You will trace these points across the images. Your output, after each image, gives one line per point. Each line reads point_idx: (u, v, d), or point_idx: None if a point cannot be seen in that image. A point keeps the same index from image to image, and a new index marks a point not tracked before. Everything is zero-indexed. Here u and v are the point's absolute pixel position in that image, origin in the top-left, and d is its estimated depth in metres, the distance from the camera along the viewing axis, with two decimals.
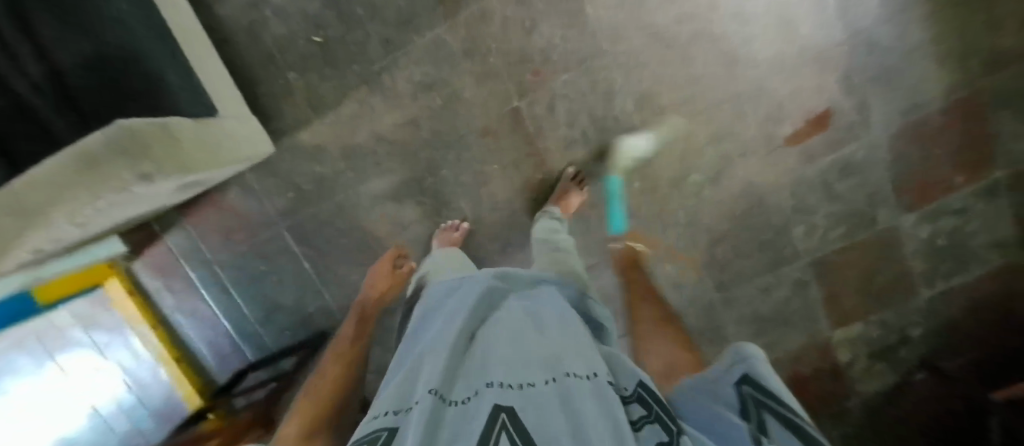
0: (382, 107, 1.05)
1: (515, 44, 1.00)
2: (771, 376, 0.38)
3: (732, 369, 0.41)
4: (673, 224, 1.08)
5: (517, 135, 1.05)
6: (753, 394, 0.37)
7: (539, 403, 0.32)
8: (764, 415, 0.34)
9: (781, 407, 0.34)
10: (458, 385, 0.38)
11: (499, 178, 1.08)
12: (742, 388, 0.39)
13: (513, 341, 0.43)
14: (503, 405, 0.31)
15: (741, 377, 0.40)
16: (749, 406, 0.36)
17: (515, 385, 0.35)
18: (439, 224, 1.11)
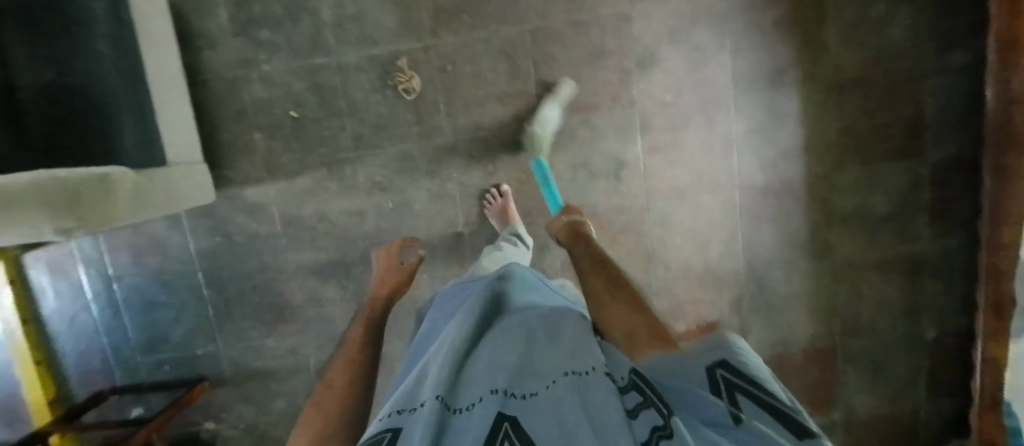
0: (334, 191, 1.08)
1: (475, 181, 1.09)
2: (756, 364, 0.32)
3: (703, 356, 0.34)
4: None
5: (452, 255, 1.13)
6: (732, 381, 0.31)
7: (545, 415, 0.29)
8: (745, 402, 0.29)
9: (768, 396, 0.29)
10: (462, 387, 0.35)
11: (424, 287, 1.14)
12: (716, 371, 0.32)
13: (515, 342, 0.40)
14: (506, 413, 0.29)
15: (716, 362, 0.33)
16: (725, 390, 0.31)
17: (516, 392, 0.32)
18: (355, 310, 1.13)
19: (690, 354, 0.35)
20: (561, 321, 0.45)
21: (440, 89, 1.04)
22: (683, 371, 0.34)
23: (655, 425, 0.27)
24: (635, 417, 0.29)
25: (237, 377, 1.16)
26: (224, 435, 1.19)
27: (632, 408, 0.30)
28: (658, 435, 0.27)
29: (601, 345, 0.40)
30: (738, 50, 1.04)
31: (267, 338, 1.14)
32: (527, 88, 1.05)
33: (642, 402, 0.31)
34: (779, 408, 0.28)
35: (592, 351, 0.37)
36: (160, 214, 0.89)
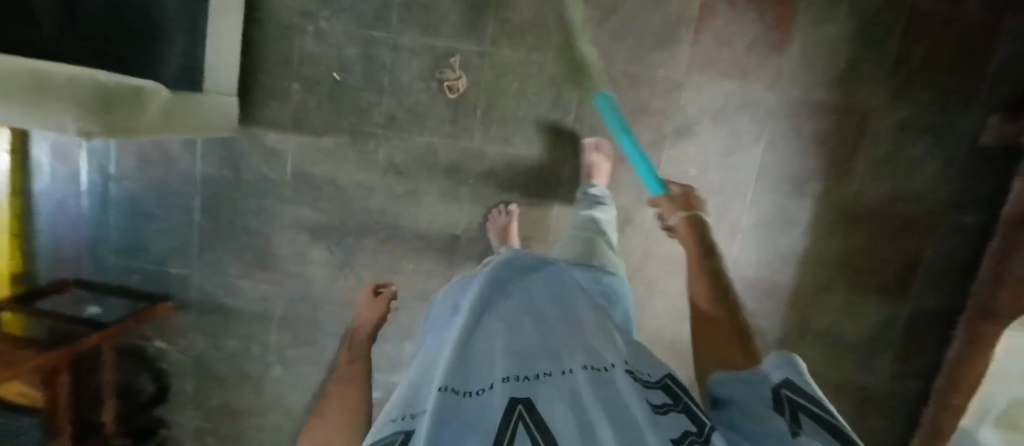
0: (352, 161, 1.08)
1: (488, 192, 1.10)
2: (814, 388, 0.38)
3: (765, 374, 0.40)
4: None
5: (444, 255, 1.14)
6: (794, 400, 0.36)
7: (555, 395, 0.33)
8: (803, 418, 0.35)
9: (824, 414, 0.34)
10: (470, 375, 0.38)
11: (408, 276, 1.15)
12: (780, 390, 0.38)
13: (520, 327, 0.44)
14: (520, 398, 0.33)
15: (781, 380, 0.39)
16: (789, 407, 0.36)
17: (524, 377, 0.36)
18: (335, 278, 1.14)
19: (757, 377, 0.40)
20: (565, 310, 0.48)
21: (482, 97, 1.05)
22: (749, 390, 0.39)
23: (688, 429, 0.33)
24: (659, 413, 0.34)
25: (202, 307, 1.15)
26: (172, 358, 1.19)
27: (660, 405, 0.35)
28: (687, 437, 0.31)
29: (607, 337, 0.44)
30: (771, 148, 1.07)
31: (243, 279, 1.14)
32: (564, 123, 1.07)
33: (671, 406, 0.36)
34: (830, 424, 0.34)
35: (606, 349, 0.41)
36: (187, 135, 0.90)
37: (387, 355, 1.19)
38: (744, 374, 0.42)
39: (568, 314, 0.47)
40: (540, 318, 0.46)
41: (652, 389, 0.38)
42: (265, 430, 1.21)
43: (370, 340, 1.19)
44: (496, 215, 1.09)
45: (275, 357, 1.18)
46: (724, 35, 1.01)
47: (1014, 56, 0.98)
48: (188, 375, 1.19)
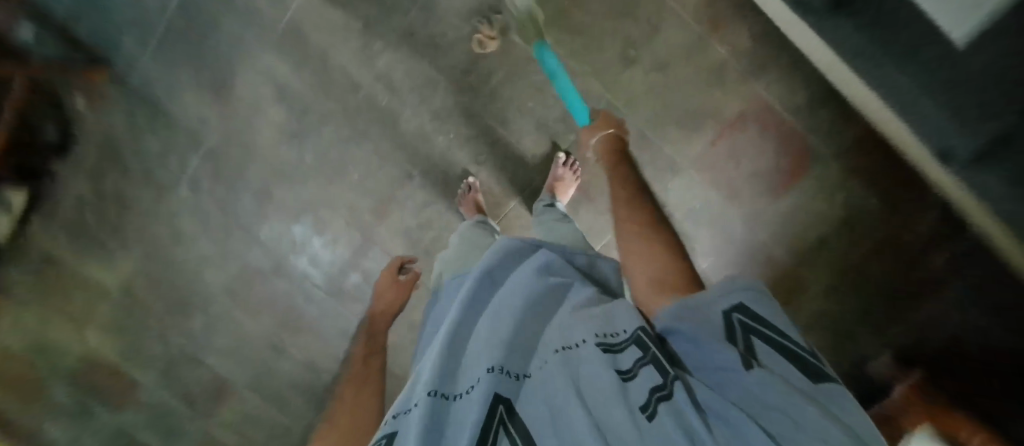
0: (353, 49, 1.03)
1: (460, 155, 1.09)
2: (765, 307, 0.40)
3: (717, 298, 0.41)
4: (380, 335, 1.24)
5: (390, 183, 1.13)
6: (745, 324, 0.39)
7: (534, 398, 0.36)
8: (758, 343, 0.38)
9: (785, 340, 0.38)
10: (459, 376, 0.40)
11: (348, 181, 1.13)
12: (731, 315, 0.40)
13: (506, 314, 0.45)
14: (503, 395, 0.36)
15: (733, 305, 0.40)
16: (745, 335, 0.38)
17: (512, 373, 0.38)
18: (280, 143, 1.11)
19: (702, 301, 0.41)
20: (552, 300, 0.49)
21: (504, 69, 1.02)
22: (703, 321, 0.39)
23: (655, 384, 0.34)
24: (628, 380, 0.35)
25: (139, 94, 1.09)
26: (84, 122, 1.13)
27: (629, 368, 0.37)
28: (654, 395, 0.33)
29: (591, 310, 0.45)
30: (713, 269, 1.11)
31: (192, 92, 1.09)
32: (562, 138, 1.07)
33: (638, 362, 0.37)
34: (787, 349, 0.37)
35: (581, 322, 0.42)
36: None
37: (291, 235, 1.19)
38: (689, 302, 0.42)
39: (548, 307, 0.48)
40: (524, 304, 0.47)
41: (623, 354, 0.38)
42: (144, 235, 1.20)
43: (281, 214, 1.17)
44: (465, 192, 1.07)
45: (187, 179, 1.16)
46: (738, 151, 1.03)
47: (942, 320, 1.05)
48: (91, 146, 1.13)
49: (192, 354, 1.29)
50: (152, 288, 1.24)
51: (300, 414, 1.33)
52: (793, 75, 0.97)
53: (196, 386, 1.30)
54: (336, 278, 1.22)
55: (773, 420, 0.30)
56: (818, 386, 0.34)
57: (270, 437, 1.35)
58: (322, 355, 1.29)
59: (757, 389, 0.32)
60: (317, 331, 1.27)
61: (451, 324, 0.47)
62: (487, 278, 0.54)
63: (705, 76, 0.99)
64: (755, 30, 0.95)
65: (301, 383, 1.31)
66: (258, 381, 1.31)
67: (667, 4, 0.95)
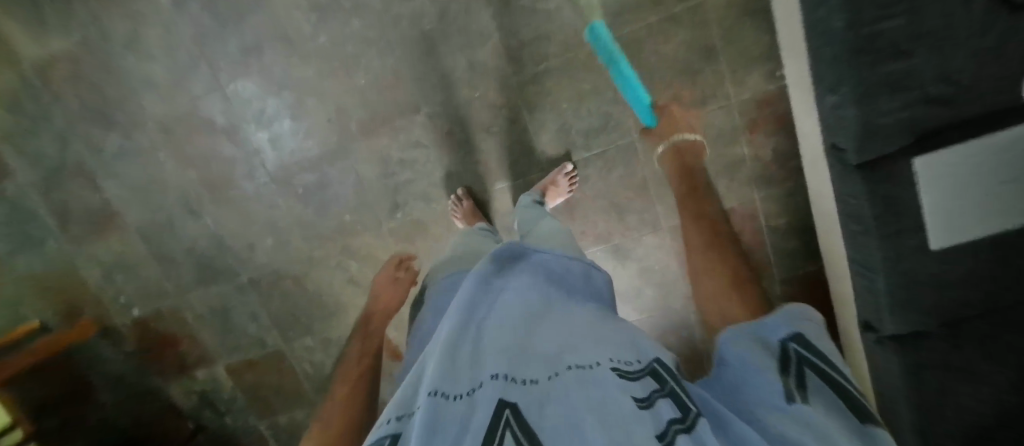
0: None
1: (475, 115, 1.05)
2: (818, 338, 0.43)
3: (777, 328, 0.44)
4: (309, 242, 1.17)
5: (392, 106, 1.05)
6: (801, 354, 0.41)
7: (539, 405, 0.36)
8: (810, 375, 0.40)
9: (838, 375, 0.39)
10: (462, 374, 0.40)
11: (350, 81, 1.04)
12: (788, 343, 0.43)
13: (516, 323, 0.47)
14: (508, 401, 0.35)
15: (792, 335, 0.43)
16: (802, 364, 0.40)
17: (520, 380, 0.38)
18: (298, 6, 0.99)
19: (761, 336, 0.45)
20: (564, 314, 0.50)
21: (558, 59, 0.99)
22: (753, 347, 0.43)
23: (676, 416, 0.34)
24: (646, 406, 0.35)
25: None
26: None
27: (647, 395, 0.37)
28: (671, 426, 0.33)
29: (605, 336, 0.46)
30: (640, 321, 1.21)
31: None
32: (575, 150, 1.05)
33: (654, 393, 0.37)
34: (833, 381, 0.38)
35: (595, 345, 0.43)
36: None
37: (261, 103, 1.06)
38: (751, 333, 0.46)
39: (558, 317, 0.49)
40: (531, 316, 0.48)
41: (638, 380, 0.39)
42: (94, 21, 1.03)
43: (262, 77, 1.05)
44: (454, 202, 1.08)
45: None
46: None
47: None
48: None
49: (91, 169, 1.13)
50: (77, 81, 1.07)
51: (182, 284, 1.21)
52: (791, 199, 1.04)
53: (81, 203, 1.16)
54: (287, 169, 1.11)
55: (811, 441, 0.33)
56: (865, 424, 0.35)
57: (138, 289, 1.22)
58: (235, 238, 1.17)
59: (795, 425, 0.35)
60: (242, 211, 1.15)
61: (460, 323, 0.47)
62: (494, 284, 0.56)
63: (722, 161, 1.03)
64: (783, 145, 1.00)
65: (198, 253, 1.19)
66: (152, 231, 1.17)
67: (727, 84, 0.97)
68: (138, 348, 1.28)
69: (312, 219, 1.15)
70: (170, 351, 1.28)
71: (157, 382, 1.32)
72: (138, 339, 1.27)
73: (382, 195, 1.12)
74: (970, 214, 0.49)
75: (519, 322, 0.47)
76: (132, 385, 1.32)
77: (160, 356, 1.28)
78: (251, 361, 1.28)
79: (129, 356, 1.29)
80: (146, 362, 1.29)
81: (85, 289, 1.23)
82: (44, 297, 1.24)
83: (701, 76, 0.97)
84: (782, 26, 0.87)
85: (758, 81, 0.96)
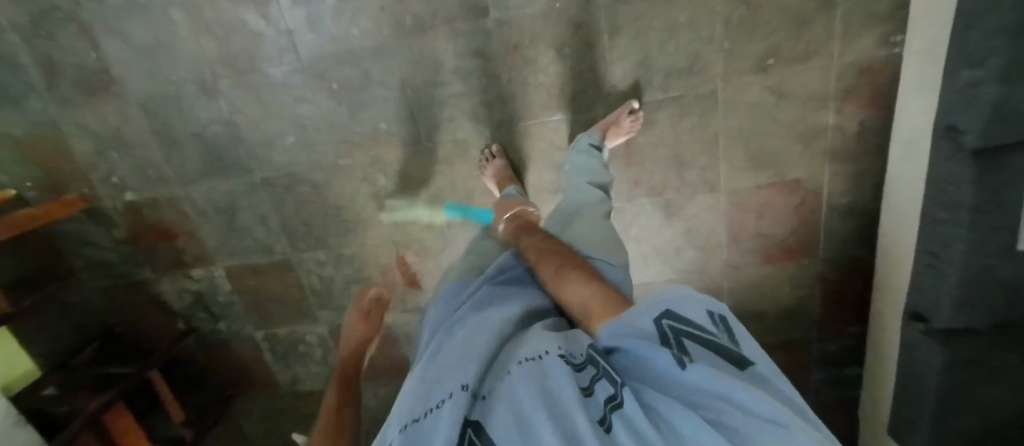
0: None
1: (549, 32, 0.93)
2: (691, 308, 0.43)
3: (647, 309, 0.44)
4: (336, 147, 1.05)
5: (458, 3, 0.91)
6: (676, 327, 0.41)
7: (494, 412, 0.38)
8: (691, 342, 0.39)
9: (709, 337, 0.39)
10: (429, 390, 0.43)
11: None
12: (661, 320, 0.42)
13: (479, 336, 0.50)
14: (471, 417, 0.38)
15: (661, 312, 0.43)
16: (676, 334, 0.40)
17: (480, 395, 0.41)
18: None
19: (635, 317, 0.44)
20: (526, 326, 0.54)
21: None
22: (633, 325, 0.43)
23: (609, 394, 0.37)
24: (585, 395, 0.38)
25: None
26: None
27: (586, 385, 0.40)
28: (608, 407, 0.36)
29: (547, 333, 0.49)
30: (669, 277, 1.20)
31: None
32: (651, 90, 0.96)
33: (594, 377, 0.40)
34: (721, 344, 0.39)
35: (542, 342, 0.46)
36: None
37: None
38: (624, 318, 0.45)
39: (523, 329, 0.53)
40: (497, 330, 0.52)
41: (580, 371, 0.42)
42: None
43: None
44: (485, 159, 1.03)
45: None
46: (768, 208, 1.06)
47: None
48: None
49: (88, 18, 0.96)
50: None
51: (186, 171, 1.08)
52: (859, 180, 1.00)
53: (73, 59, 0.99)
54: (323, 60, 0.97)
55: (716, 404, 0.33)
56: (747, 373, 0.37)
57: (134, 171, 1.09)
58: (253, 129, 1.04)
59: (691, 389, 0.36)
60: (264, 99, 1.01)
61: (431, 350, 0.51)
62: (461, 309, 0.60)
63: (802, 128, 0.96)
64: (870, 120, 0.94)
65: (208, 142, 1.05)
66: (156, 105, 1.03)
67: (835, 41, 0.88)
68: (129, 236, 1.16)
69: (344, 123, 1.03)
70: (164, 243, 1.17)
71: (146, 275, 1.21)
72: (130, 226, 1.15)
73: (427, 106, 1.01)
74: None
75: (480, 334, 0.50)
76: (120, 273, 1.21)
77: (152, 248, 1.17)
78: (254, 267, 1.19)
79: (118, 242, 1.17)
80: (137, 252, 1.18)
81: (71, 161, 1.08)
82: (21, 161, 1.09)
83: (811, 27, 0.87)
84: None
85: (868, 44, 0.88)
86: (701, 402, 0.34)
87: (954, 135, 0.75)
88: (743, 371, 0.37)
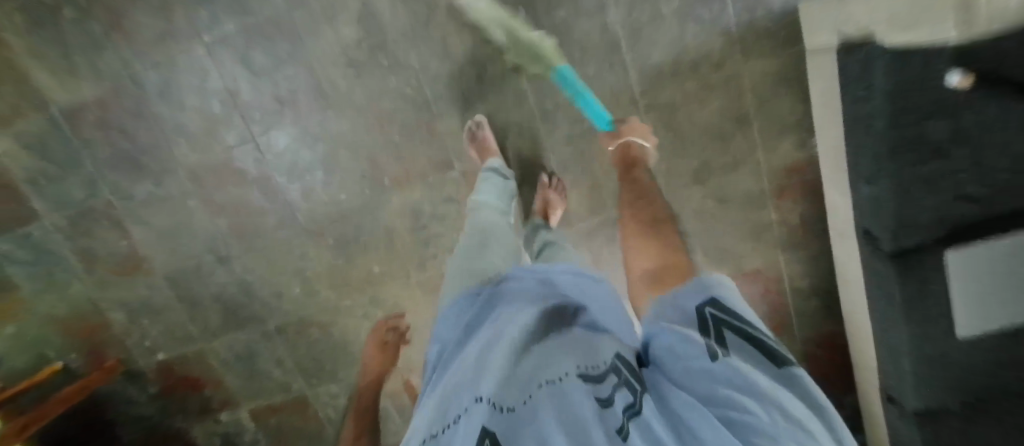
0: (463, 22, 0.95)
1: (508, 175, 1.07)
2: (733, 299, 0.41)
3: (703, 284, 0.42)
4: (337, 291, 1.18)
5: (427, 163, 1.06)
6: (718, 315, 0.39)
7: (520, 426, 0.34)
8: (730, 336, 0.38)
9: (748, 332, 0.38)
10: (446, 411, 0.40)
11: (386, 139, 1.05)
12: (704, 308, 0.40)
13: (502, 343, 0.45)
14: (491, 430, 0.33)
15: (705, 297, 0.41)
16: (715, 324, 0.39)
17: (500, 405, 0.36)
18: (338, 65, 0.99)
19: (680, 301, 0.43)
20: (552, 328, 0.49)
21: (592, 123, 1.01)
22: (676, 306, 0.43)
23: (632, 403, 0.35)
24: (607, 409, 0.35)
25: None
26: None
27: (607, 396, 0.36)
28: (628, 418, 0.34)
29: (573, 345, 0.44)
30: None
31: None
32: (604, 211, 1.07)
33: (616, 389, 0.37)
34: (758, 340, 0.37)
35: (565, 356, 0.42)
36: None
37: (296, 158, 1.07)
38: (670, 299, 0.44)
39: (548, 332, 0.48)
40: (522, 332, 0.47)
41: (602, 382, 0.38)
42: (127, 68, 1.02)
43: (298, 132, 1.05)
44: None
45: (209, 37, 0.98)
46: None
47: None
48: None
49: (120, 214, 1.13)
50: (108, 128, 1.06)
51: (208, 327, 1.22)
52: (814, 263, 1.07)
53: (109, 249, 1.16)
54: (318, 221, 1.12)
55: (742, 397, 0.32)
56: (783, 371, 0.35)
57: (163, 332, 1.23)
58: (262, 282, 1.17)
59: (721, 384, 0.33)
60: (271, 258, 1.15)
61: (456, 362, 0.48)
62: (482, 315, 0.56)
63: (749, 225, 1.06)
64: (809, 211, 1.02)
65: (225, 300, 1.19)
66: (179, 276, 1.18)
67: (758, 152, 0.99)
68: (162, 390, 1.28)
69: (342, 270, 1.16)
70: (192, 392, 1.28)
71: (179, 422, 1.32)
72: (163, 382, 1.27)
73: (411, 247, 1.13)
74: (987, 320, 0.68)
75: (503, 339, 0.45)
76: (155, 425, 1.32)
77: (182, 397, 1.29)
78: (273, 403, 1.29)
79: (153, 396, 1.29)
80: (169, 403, 1.30)
81: (109, 330, 1.23)
82: (66, 337, 1.24)
83: (733, 145, 0.99)
84: (816, 104, 0.89)
85: (788, 150, 0.98)
86: (725, 393, 0.32)
87: (872, 239, 0.83)
88: (776, 368, 0.35)
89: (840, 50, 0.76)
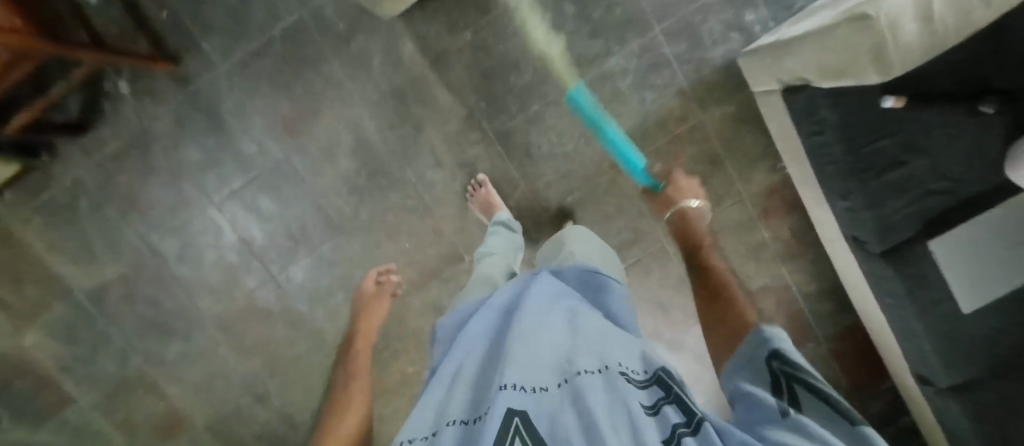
0: (447, 132, 1.04)
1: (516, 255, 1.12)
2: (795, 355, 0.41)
3: (764, 344, 0.43)
4: (377, 401, 1.19)
5: (439, 261, 1.12)
6: (787, 370, 0.40)
7: (552, 410, 0.34)
8: (802, 393, 0.37)
9: (819, 392, 0.37)
10: (472, 399, 0.39)
11: (397, 248, 1.11)
12: (775, 365, 0.41)
13: (531, 337, 0.44)
14: (518, 409, 0.33)
15: (769, 354, 0.42)
16: (788, 380, 0.39)
17: (530, 390, 0.37)
18: (340, 194, 1.07)
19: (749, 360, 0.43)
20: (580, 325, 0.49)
21: (582, 191, 1.08)
22: (751, 358, 0.43)
23: (682, 419, 0.35)
24: (653, 413, 0.35)
25: (191, 102, 1.00)
26: (118, 108, 1.00)
27: (653, 404, 0.37)
28: (676, 428, 0.33)
29: (608, 346, 0.44)
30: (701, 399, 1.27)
31: (262, 116, 1.01)
32: None
33: (661, 400, 0.38)
34: (831, 400, 0.35)
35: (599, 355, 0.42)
36: None
37: (316, 285, 1.12)
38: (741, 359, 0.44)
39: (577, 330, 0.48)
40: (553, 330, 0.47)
41: (646, 389, 0.39)
42: (143, 242, 1.07)
43: (313, 261, 1.11)
44: None
45: (218, 197, 1.06)
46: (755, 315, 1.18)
47: None
48: (119, 135, 1.01)
49: (154, 378, 1.16)
50: (131, 300, 1.11)
51: None
52: (814, 268, 1.14)
53: (147, 414, 1.17)
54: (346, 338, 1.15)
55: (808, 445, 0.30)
56: (857, 430, 0.32)
57: None
58: (302, 410, 1.18)
59: (789, 433, 0.32)
60: (307, 385, 1.17)
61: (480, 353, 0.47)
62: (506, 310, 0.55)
63: (746, 248, 1.13)
64: (796, 224, 1.10)
65: (269, 437, 1.20)
66: (220, 423, 1.19)
67: (736, 183, 1.08)
68: None
69: (378, 380, 1.18)
70: None
71: None
72: None
73: None
74: (990, 292, 0.77)
75: (529, 333, 0.45)
76: None
77: None
78: None
79: None
80: None
81: None
82: None
83: (712, 182, 1.08)
84: (775, 134, 0.99)
85: (761, 176, 1.07)
86: (788, 440, 0.31)
87: (861, 243, 0.89)
88: (850, 426, 0.33)
89: (784, 91, 0.86)
